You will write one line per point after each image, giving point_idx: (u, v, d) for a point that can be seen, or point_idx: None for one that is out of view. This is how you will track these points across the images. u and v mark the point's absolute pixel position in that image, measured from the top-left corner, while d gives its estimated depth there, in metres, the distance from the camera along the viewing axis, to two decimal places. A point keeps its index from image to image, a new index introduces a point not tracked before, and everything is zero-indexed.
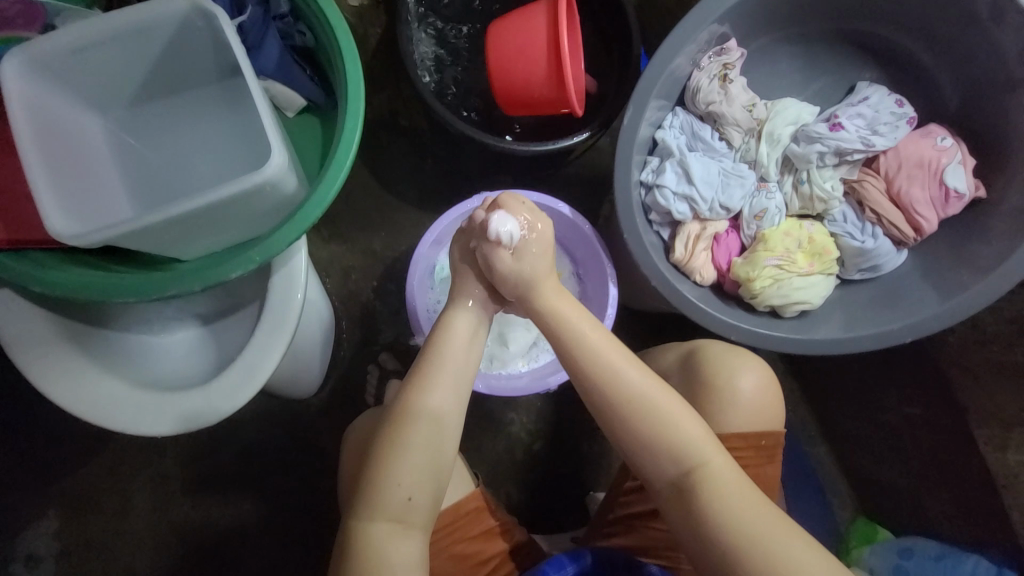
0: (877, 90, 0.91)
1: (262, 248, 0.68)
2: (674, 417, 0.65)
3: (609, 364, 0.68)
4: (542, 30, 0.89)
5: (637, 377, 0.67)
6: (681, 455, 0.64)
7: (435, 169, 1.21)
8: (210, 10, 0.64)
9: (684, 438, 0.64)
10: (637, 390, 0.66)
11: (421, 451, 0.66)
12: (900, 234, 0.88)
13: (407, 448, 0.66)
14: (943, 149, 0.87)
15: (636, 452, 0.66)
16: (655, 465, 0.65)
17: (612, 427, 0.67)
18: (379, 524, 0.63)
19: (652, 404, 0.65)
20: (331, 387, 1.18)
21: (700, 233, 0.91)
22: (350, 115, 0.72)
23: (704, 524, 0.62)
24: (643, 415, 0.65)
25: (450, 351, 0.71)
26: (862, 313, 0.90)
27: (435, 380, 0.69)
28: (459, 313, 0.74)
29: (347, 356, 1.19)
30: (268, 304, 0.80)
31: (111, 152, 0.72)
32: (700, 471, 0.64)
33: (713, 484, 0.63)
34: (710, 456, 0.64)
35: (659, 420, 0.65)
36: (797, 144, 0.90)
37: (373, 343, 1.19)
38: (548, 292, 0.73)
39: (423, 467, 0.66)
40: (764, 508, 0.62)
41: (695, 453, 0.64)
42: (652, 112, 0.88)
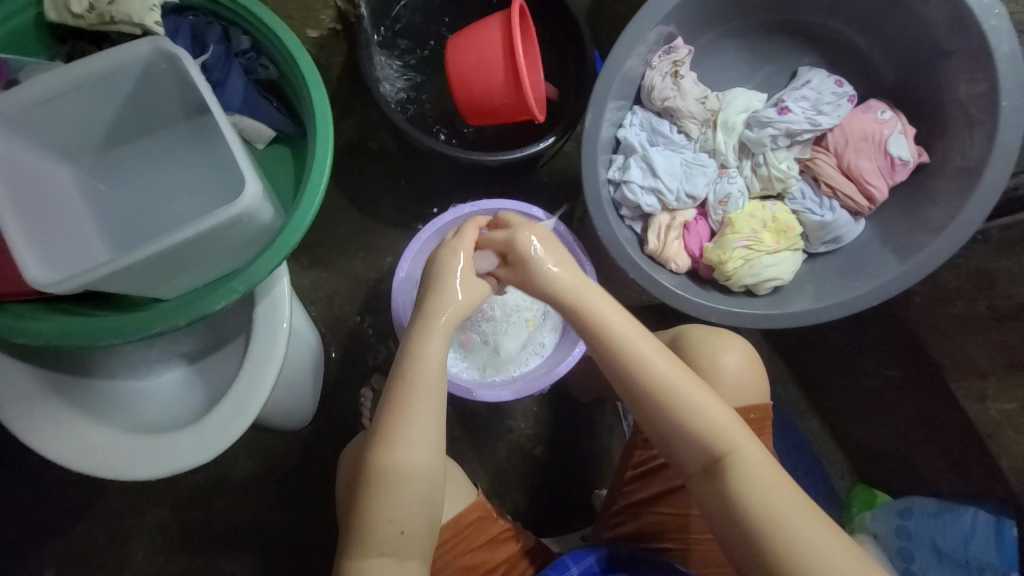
0: (818, 72, 0.97)
1: (244, 279, 0.69)
2: (696, 403, 0.66)
3: (636, 356, 0.68)
4: (498, 43, 0.92)
5: (665, 365, 0.68)
6: (711, 440, 0.65)
7: (410, 187, 1.23)
8: (172, 52, 0.66)
9: (711, 422, 0.66)
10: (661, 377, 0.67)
11: (406, 487, 0.65)
12: (856, 205, 0.92)
13: (389, 485, 0.64)
14: (885, 122, 0.92)
15: (674, 438, 0.67)
16: (691, 449, 0.66)
17: (651, 417, 0.68)
18: (370, 561, 0.63)
19: (686, 393, 0.67)
20: (326, 414, 1.18)
21: (670, 223, 0.94)
22: (320, 141, 0.74)
23: (734, 505, 0.63)
24: (673, 401, 0.67)
25: (422, 377, 0.68)
26: (831, 283, 0.94)
27: (408, 418, 0.66)
28: (428, 335, 0.70)
29: (340, 381, 1.19)
30: (254, 337, 0.80)
31: (84, 199, 0.73)
32: (728, 455, 0.65)
33: (747, 467, 0.64)
34: (739, 444, 0.65)
35: (691, 405, 0.66)
36: (751, 130, 0.94)
37: (364, 365, 1.20)
38: (576, 298, 0.71)
39: (412, 499, 0.65)
40: (788, 486, 0.63)
41: (724, 439, 0.65)
42: (611, 113, 0.92)
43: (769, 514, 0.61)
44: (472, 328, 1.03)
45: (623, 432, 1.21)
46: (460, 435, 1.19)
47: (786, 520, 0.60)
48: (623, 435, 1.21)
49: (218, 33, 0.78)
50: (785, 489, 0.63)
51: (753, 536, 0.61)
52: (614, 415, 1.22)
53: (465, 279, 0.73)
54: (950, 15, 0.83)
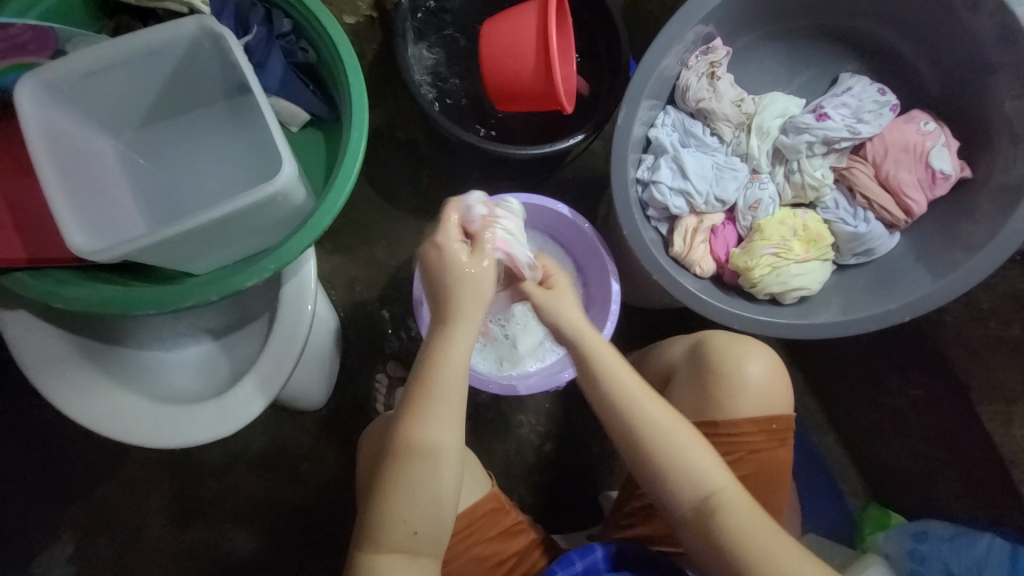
0: (859, 80, 0.94)
1: (276, 258, 0.70)
2: (679, 441, 0.67)
3: (626, 399, 0.68)
4: (533, 34, 0.92)
5: (656, 409, 0.68)
6: (697, 480, 0.66)
7: (434, 178, 1.24)
8: (217, 30, 0.67)
9: (700, 461, 0.67)
10: (645, 419, 0.68)
11: (428, 487, 0.65)
12: (892, 217, 0.90)
13: (406, 478, 0.65)
14: (927, 133, 0.89)
15: (655, 474, 0.68)
16: (679, 488, 0.67)
17: (629, 448, 0.68)
18: (385, 558, 0.63)
19: (668, 435, 0.67)
20: (340, 397, 1.19)
21: (697, 226, 0.93)
22: (355, 125, 0.74)
23: (716, 539, 0.64)
24: (658, 441, 0.67)
25: (445, 385, 0.66)
26: (859, 296, 0.92)
27: (435, 417, 0.66)
28: (454, 339, 0.67)
29: (356, 366, 1.21)
30: (280, 316, 0.82)
31: (123, 172, 0.75)
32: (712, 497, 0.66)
33: (735, 506, 0.65)
34: (719, 478, 0.66)
35: (679, 444, 0.67)
36: (786, 135, 0.92)
37: (380, 352, 1.21)
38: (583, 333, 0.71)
39: (429, 499, 0.65)
40: (769, 523, 0.65)
41: (712, 477, 0.66)
42: (644, 112, 0.91)
43: (751, 551, 0.63)
44: (493, 320, 1.03)
45: None
46: (470, 426, 1.19)
47: (767, 556, 0.62)
48: None
49: (260, 14, 0.79)
50: (765, 530, 0.64)
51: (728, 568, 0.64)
52: None
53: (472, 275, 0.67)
54: (1002, 26, 0.80)
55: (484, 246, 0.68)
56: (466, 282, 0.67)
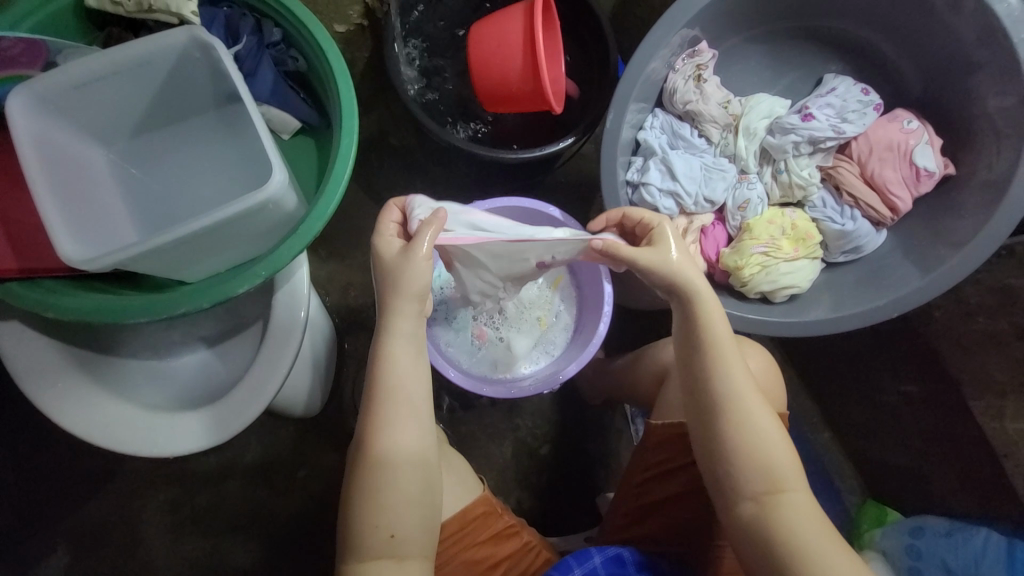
0: (843, 80, 0.94)
1: (269, 264, 0.71)
2: (751, 425, 0.67)
3: (717, 369, 0.69)
4: (521, 38, 0.93)
5: (744, 386, 0.68)
6: (762, 467, 0.65)
7: (427, 183, 1.25)
8: (207, 40, 0.67)
9: (767, 449, 0.66)
10: (728, 387, 0.68)
11: (403, 488, 0.66)
12: (878, 215, 0.90)
13: (380, 481, 0.65)
14: (911, 131, 0.89)
15: (719, 454, 0.67)
16: (739, 473, 0.66)
17: (703, 420, 0.69)
18: (368, 563, 0.64)
19: (748, 417, 0.67)
20: (337, 402, 1.20)
21: (687, 227, 0.96)
22: (345, 133, 0.75)
23: (767, 531, 0.63)
24: (738, 419, 0.67)
25: (398, 385, 0.67)
26: (850, 293, 0.92)
27: (395, 417, 0.66)
28: (393, 337, 0.68)
29: (352, 371, 1.22)
30: (272, 323, 0.82)
31: (115, 183, 0.75)
32: (776, 481, 0.65)
33: (791, 501, 0.64)
34: (782, 470, 0.65)
35: (748, 426, 0.66)
36: (773, 136, 0.93)
37: None
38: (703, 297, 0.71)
39: (406, 501, 0.65)
40: (825, 522, 0.63)
41: (776, 468, 0.65)
42: (633, 115, 0.93)
43: (802, 548, 0.61)
44: (486, 323, 1.04)
45: (631, 436, 1.21)
46: (467, 429, 1.20)
47: (818, 555, 0.61)
48: (631, 440, 1.21)
49: (250, 24, 0.79)
50: (822, 528, 0.63)
51: (777, 560, 0.62)
52: (622, 418, 1.22)
53: (395, 267, 0.68)
54: (981, 26, 0.82)
55: (417, 241, 0.67)
56: (405, 282, 0.67)
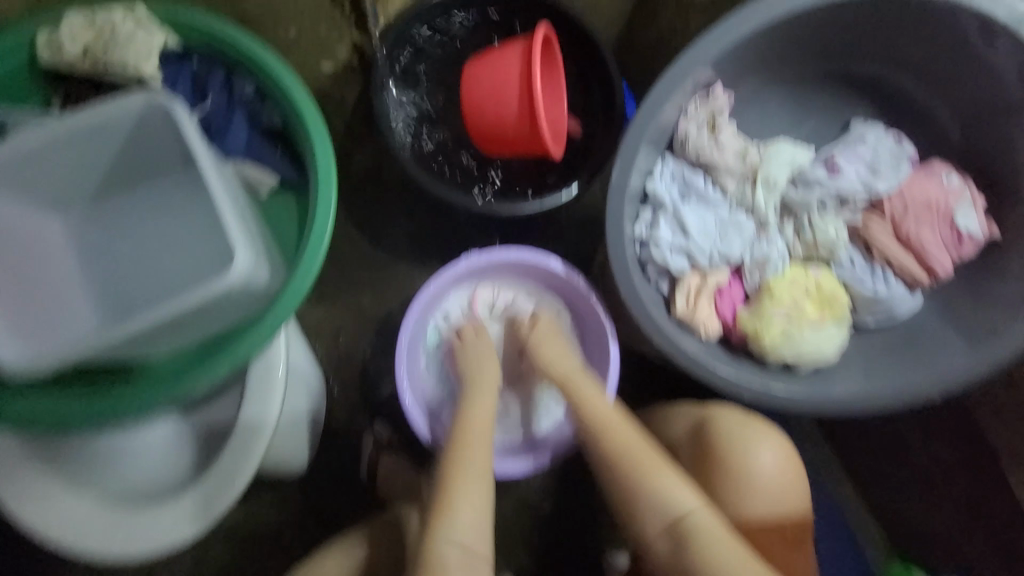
0: (874, 128, 0.85)
1: (233, 358, 0.69)
2: (644, 470, 0.75)
3: (603, 424, 0.80)
4: (518, 83, 0.86)
5: (628, 436, 0.79)
6: (665, 505, 0.72)
7: (423, 220, 1.18)
8: (168, 106, 0.61)
9: (669, 491, 0.72)
10: (614, 439, 0.78)
11: (482, 467, 0.77)
12: (913, 278, 0.82)
13: (465, 459, 0.77)
14: (951, 189, 0.80)
15: (626, 504, 0.75)
16: (647, 516, 0.73)
17: (607, 476, 0.78)
18: (448, 541, 0.70)
19: (639, 463, 0.75)
20: (329, 453, 1.14)
21: (701, 285, 0.87)
22: (323, 204, 0.71)
23: (684, 565, 0.70)
24: (631, 468, 0.75)
25: (480, 382, 0.88)
26: (880, 363, 0.85)
27: (477, 409, 0.84)
28: (481, 352, 0.91)
29: (344, 421, 1.15)
30: (246, 395, 0.75)
31: (75, 253, 0.68)
32: (677, 512, 0.72)
33: (699, 530, 0.70)
34: (685, 505, 0.72)
35: (642, 471, 0.74)
36: (795, 189, 0.85)
37: (369, 405, 1.15)
38: (579, 380, 0.85)
39: (484, 478, 0.76)
40: (734, 544, 0.69)
41: (677, 502, 0.72)
42: (642, 163, 0.85)
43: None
44: None
45: None
46: None
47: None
48: None
49: (220, 78, 0.73)
50: (733, 551, 0.68)
51: None
52: None
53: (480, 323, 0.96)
54: None
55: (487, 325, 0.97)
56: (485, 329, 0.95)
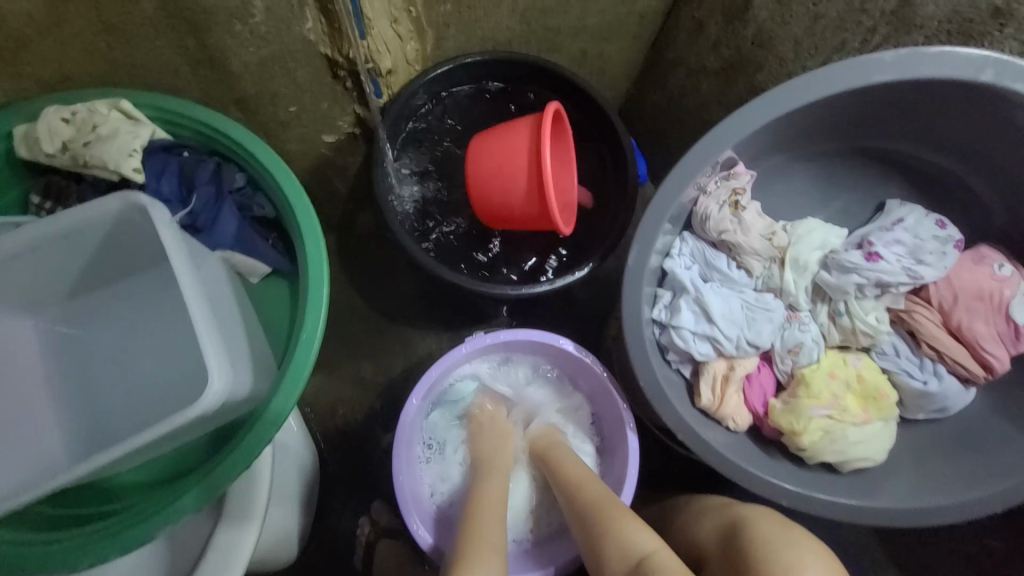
0: (912, 210, 0.78)
1: (207, 482, 0.60)
2: (606, 508, 0.71)
3: (572, 471, 0.80)
4: (526, 161, 0.81)
5: (595, 483, 0.77)
6: (626, 545, 0.66)
7: (427, 284, 1.12)
8: (146, 206, 0.56)
9: (630, 530, 0.67)
10: (580, 483, 0.77)
11: (491, 530, 0.73)
12: (968, 372, 0.74)
13: (474, 523, 0.74)
14: (1004, 280, 0.73)
15: (593, 551, 0.69)
16: (611, 561, 0.66)
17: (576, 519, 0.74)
18: None
19: (603, 502, 0.73)
20: (321, 538, 1.04)
21: (728, 373, 0.79)
22: (312, 306, 0.67)
23: None
24: (594, 505, 0.73)
25: (495, 458, 0.86)
26: (933, 463, 0.76)
27: (489, 478, 0.83)
28: (491, 430, 0.90)
29: (338, 502, 1.06)
30: (226, 512, 0.64)
31: (47, 352, 0.63)
32: (639, 553, 0.65)
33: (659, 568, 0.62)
34: (647, 544, 0.65)
35: (603, 512, 0.71)
36: (828, 273, 0.78)
37: (366, 486, 1.06)
38: (552, 439, 0.88)
39: (495, 541, 0.71)
40: None
41: (638, 543, 0.66)
42: (661, 243, 0.78)
43: None
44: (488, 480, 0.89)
45: None
46: None
47: None
48: None
49: (209, 170, 0.69)
50: None
51: None
52: None
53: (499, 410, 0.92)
54: None
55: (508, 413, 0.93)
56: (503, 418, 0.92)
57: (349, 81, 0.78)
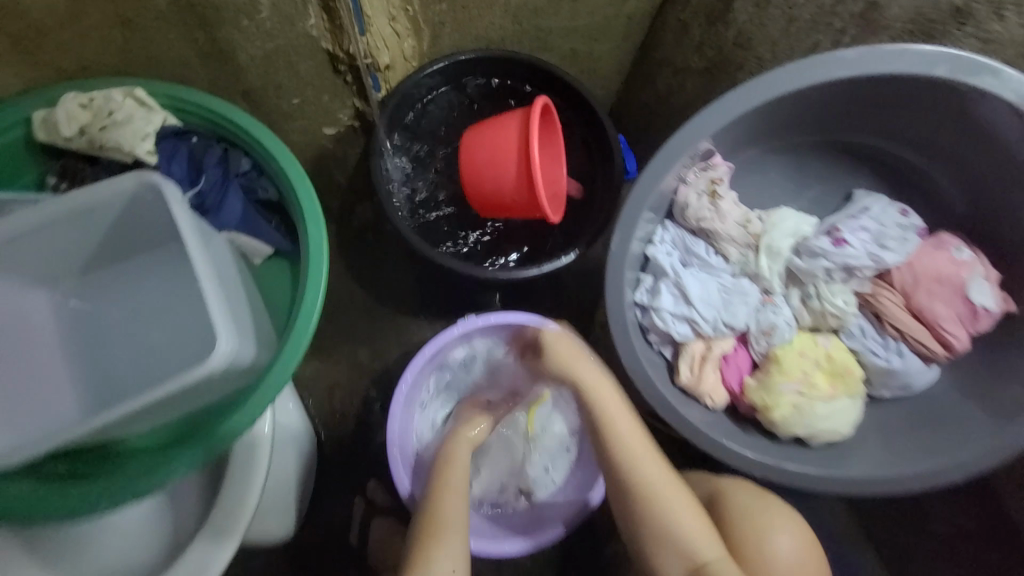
0: (878, 199, 0.84)
1: (213, 441, 0.65)
2: (670, 508, 0.71)
3: (629, 451, 0.74)
4: (515, 151, 0.86)
5: (654, 471, 0.73)
6: (686, 548, 0.70)
7: (423, 273, 1.16)
8: (159, 186, 0.61)
9: (692, 535, 0.70)
10: (639, 470, 0.73)
11: (457, 519, 0.75)
12: (929, 351, 0.79)
13: (443, 509, 0.75)
14: (962, 263, 0.77)
15: (645, 541, 0.72)
16: (666, 555, 0.71)
17: (625, 505, 0.74)
18: None
19: (666, 501, 0.72)
20: (317, 516, 1.08)
21: (705, 353, 0.84)
22: (312, 280, 0.71)
23: None
24: (652, 500, 0.72)
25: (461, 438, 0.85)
26: (898, 438, 0.81)
27: (458, 458, 0.82)
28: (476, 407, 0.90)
29: (335, 482, 1.10)
30: (230, 472, 0.70)
31: (61, 322, 0.67)
32: (698, 556, 0.69)
33: None
34: (708, 549, 0.70)
35: (666, 511, 0.71)
36: (799, 258, 0.83)
37: (362, 466, 1.10)
38: (600, 395, 0.77)
39: (457, 531, 0.73)
40: None
41: (701, 548, 0.70)
42: (643, 229, 0.83)
43: None
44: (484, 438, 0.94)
45: None
46: None
47: None
48: None
49: (217, 155, 0.75)
50: None
51: None
52: None
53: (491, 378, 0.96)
54: None
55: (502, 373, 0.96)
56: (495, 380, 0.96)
57: (350, 75, 0.83)
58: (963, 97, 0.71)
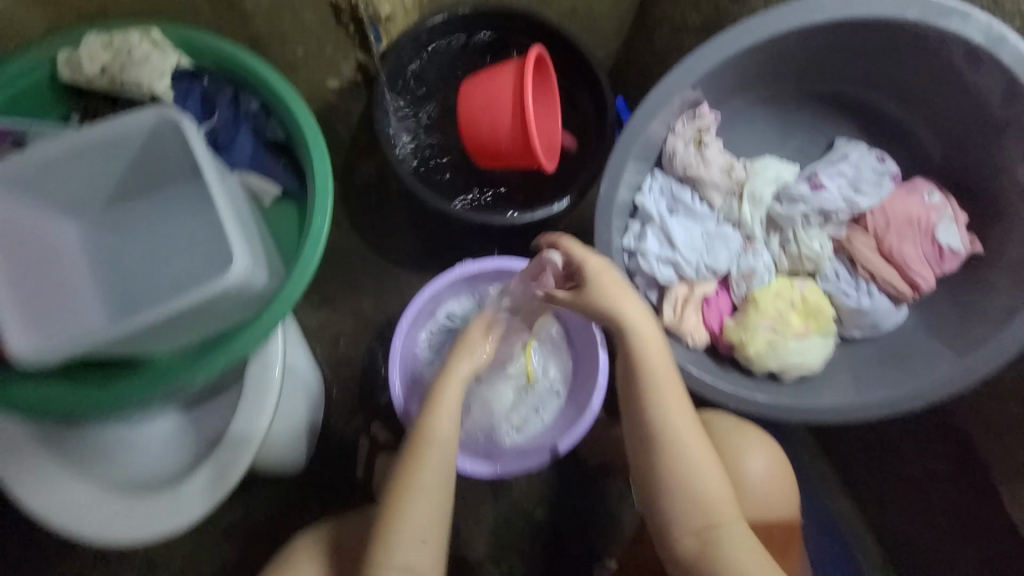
0: (857, 147, 0.88)
1: (230, 354, 0.72)
2: (694, 463, 0.67)
3: (659, 398, 0.69)
4: (510, 100, 0.90)
5: (683, 424, 0.69)
6: (701, 504, 0.66)
7: (423, 228, 1.21)
8: (176, 120, 0.65)
9: (708, 493, 0.67)
10: (668, 420, 0.69)
11: (438, 470, 0.71)
12: (898, 292, 0.84)
13: (427, 460, 0.71)
14: (933, 206, 0.83)
15: (657, 490, 0.68)
16: (678, 508, 0.67)
17: (642, 452, 0.70)
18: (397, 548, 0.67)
19: (690, 458, 0.67)
20: (324, 453, 1.15)
21: (688, 295, 0.89)
22: (318, 213, 0.76)
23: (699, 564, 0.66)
24: (673, 451, 0.68)
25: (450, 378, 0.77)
26: (866, 374, 0.86)
27: (445, 405, 0.75)
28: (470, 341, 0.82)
29: (340, 422, 1.17)
30: (246, 390, 0.77)
31: (91, 251, 0.73)
32: (711, 513, 0.66)
33: (732, 541, 0.65)
34: (723, 508, 0.66)
35: (689, 467, 0.67)
36: (780, 204, 0.87)
37: (365, 408, 1.17)
38: (635, 329, 0.70)
39: (434, 485, 0.70)
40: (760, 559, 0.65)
41: (717, 509, 0.66)
42: (631, 176, 0.87)
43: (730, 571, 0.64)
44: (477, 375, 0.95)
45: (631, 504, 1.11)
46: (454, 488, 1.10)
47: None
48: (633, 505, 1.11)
49: (228, 96, 0.79)
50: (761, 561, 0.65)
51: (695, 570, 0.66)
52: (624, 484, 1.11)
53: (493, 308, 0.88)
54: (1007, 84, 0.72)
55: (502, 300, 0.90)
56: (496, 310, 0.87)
57: (352, 27, 0.86)
58: (940, 44, 0.74)
